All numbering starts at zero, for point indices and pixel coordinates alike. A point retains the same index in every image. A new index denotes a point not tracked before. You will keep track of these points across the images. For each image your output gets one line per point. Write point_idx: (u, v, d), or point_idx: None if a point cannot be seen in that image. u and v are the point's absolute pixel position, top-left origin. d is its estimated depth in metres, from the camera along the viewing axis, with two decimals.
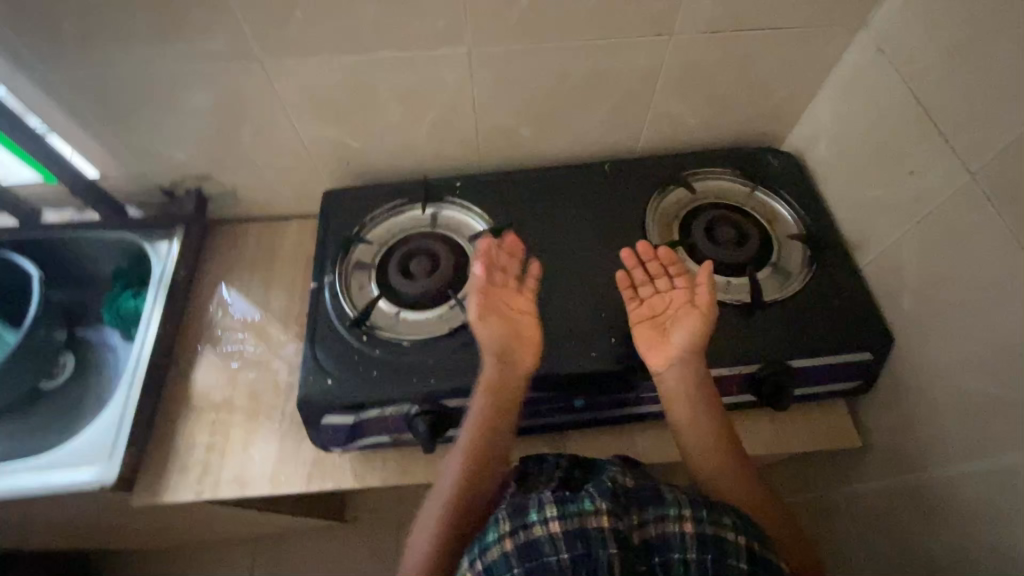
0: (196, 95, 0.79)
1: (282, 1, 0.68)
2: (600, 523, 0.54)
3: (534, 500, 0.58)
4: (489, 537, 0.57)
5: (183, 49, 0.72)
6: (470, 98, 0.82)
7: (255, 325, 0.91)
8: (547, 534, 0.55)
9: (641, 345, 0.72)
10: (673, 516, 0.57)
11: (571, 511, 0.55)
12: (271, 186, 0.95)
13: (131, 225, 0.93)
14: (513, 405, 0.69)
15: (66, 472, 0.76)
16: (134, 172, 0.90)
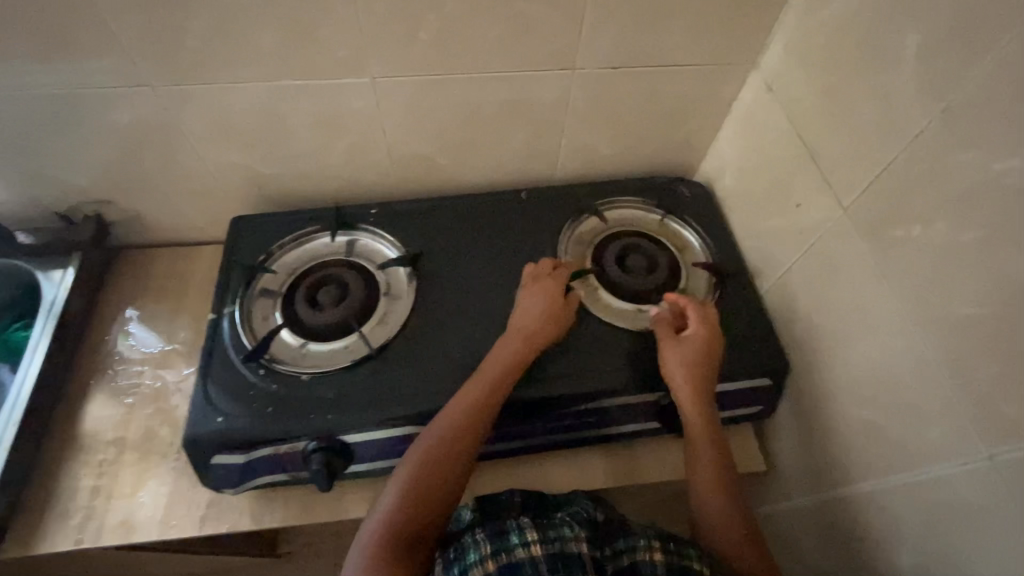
0: (85, 119, 0.75)
1: (171, 29, 0.66)
2: (578, 549, 0.54)
3: (514, 525, 0.56)
4: (469, 558, 0.55)
5: (67, 73, 0.69)
6: (381, 127, 0.82)
7: (156, 357, 0.86)
8: (528, 558, 0.53)
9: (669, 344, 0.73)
10: (643, 546, 0.57)
11: (553, 536, 0.54)
12: (180, 211, 0.92)
13: (20, 253, 0.87)
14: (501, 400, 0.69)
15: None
16: (25, 197, 0.85)
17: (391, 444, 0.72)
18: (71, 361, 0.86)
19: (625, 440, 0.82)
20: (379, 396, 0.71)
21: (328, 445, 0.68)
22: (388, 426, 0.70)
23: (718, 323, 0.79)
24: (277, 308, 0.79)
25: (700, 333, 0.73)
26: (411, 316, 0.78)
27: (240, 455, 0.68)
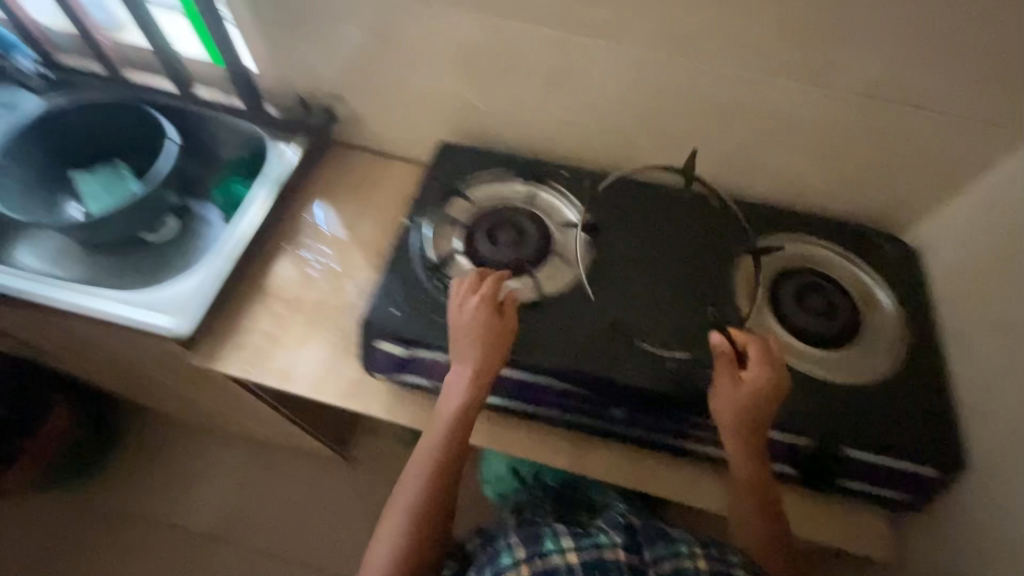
0: (359, 19, 0.85)
1: None
2: (614, 556, 0.58)
3: (550, 530, 0.61)
4: (504, 561, 0.61)
5: None
6: (605, 95, 0.84)
7: (338, 243, 0.95)
8: (564, 564, 0.58)
9: (751, 397, 0.69)
10: (689, 555, 0.59)
11: (587, 543, 0.59)
12: (393, 126, 1.00)
13: (265, 121, 0.99)
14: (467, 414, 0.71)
15: (139, 312, 0.80)
16: (282, 74, 0.97)
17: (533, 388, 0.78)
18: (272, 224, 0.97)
19: None
20: (532, 342, 0.76)
21: None
22: (537, 372, 0.76)
23: (894, 395, 0.74)
24: (458, 234, 0.84)
25: (760, 384, 0.69)
26: (579, 283, 0.80)
27: (402, 349, 0.76)
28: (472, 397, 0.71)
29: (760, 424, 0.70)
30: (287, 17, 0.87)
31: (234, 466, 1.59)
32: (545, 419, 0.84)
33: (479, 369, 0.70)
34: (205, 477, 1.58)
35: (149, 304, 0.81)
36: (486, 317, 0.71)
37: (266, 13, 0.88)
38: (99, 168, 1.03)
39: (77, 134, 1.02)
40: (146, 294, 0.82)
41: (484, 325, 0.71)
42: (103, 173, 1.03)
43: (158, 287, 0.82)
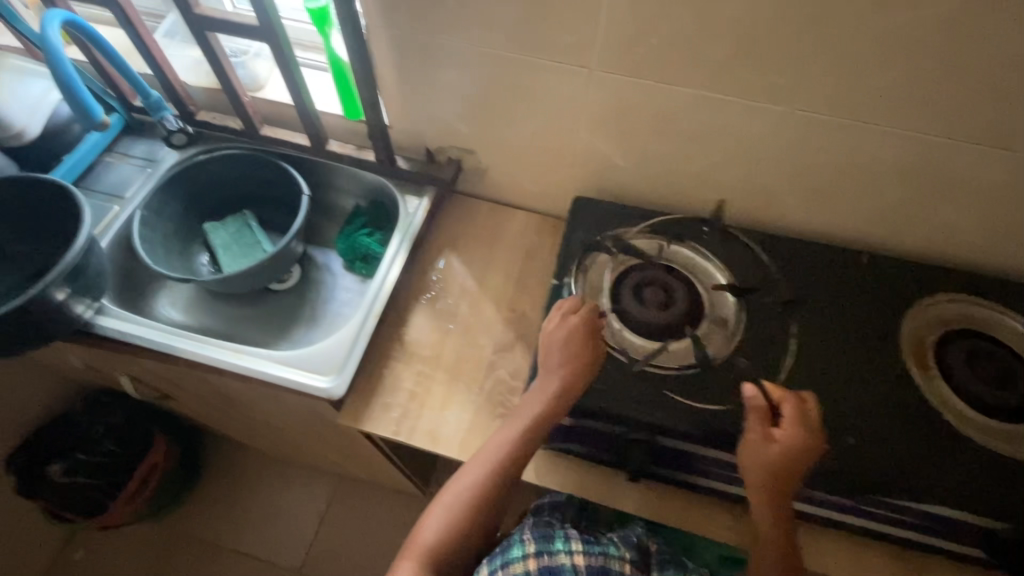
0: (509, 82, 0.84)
1: (647, 26, 0.72)
2: (620, 565, 0.70)
3: (562, 535, 0.71)
4: (513, 554, 0.69)
5: (531, 43, 0.78)
6: (758, 153, 0.82)
7: (469, 295, 0.95)
8: (570, 564, 0.68)
9: (771, 450, 0.68)
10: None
11: (597, 551, 0.69)
12: (519, 178, 1.00)
13: (395, 175, 0.99)
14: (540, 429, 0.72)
15: (297, 372, 0.81)
16: (414, 130, 0.97)
17: (702, 462, 0.74)
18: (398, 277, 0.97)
19: (930, 551, 0.74)
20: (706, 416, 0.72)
21: (646, 439, 0.72)
22: (711, 446, 0.72)
23: None
24: (603, 292, 0.84)
25: (789, 447, 0.67)
26: (737, 345, 0.78)
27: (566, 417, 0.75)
28: (552, 407, 0.72)
29: (790, 479, 0.68)
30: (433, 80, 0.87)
31: (317, 499, 1.60)
32: (704, 491, 0.77)
33: (565, 386, 0.72)
34: (287, 509, 1.59)
35: (299, 364, 0.82)
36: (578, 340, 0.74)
37: (412, 76, 0.88)
38: (231, 222, 1.06)
39: (215, 191, 1.07)
40: (295, 354, 0.83)
41: (570, 345, 0.74)
42: (234, 227, 1.06)
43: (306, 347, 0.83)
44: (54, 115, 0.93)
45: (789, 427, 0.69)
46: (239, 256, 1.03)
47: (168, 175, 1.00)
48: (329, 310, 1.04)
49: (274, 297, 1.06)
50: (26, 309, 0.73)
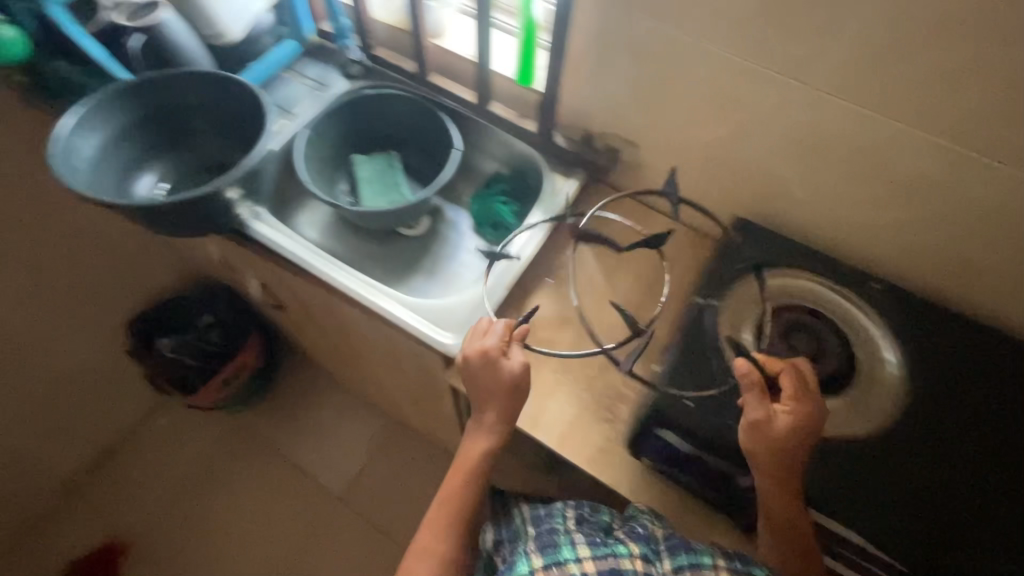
0: (708, 82, 0.79)
1: (896, 52, 0.65)
2: (632, 565, 0.63)
3: (566, 541, 0.66)
4: (520, 567, 0.65)
5: (752, 43, 0.72)
6: (968, 220, 0.73)
7: (594, 290, 0.92)
8: (578, 571, 0.63)
9: (776, 423, 0.64)
10: (708, 565, 0.63)
11: (603, 552, 0.64)
12: (674, 184, 0.94)
13: (550, 149, 0.97)
14: (475, 474, 0.77)
15: (421, 321, 0.85)
16: (581, 109, 0.94)
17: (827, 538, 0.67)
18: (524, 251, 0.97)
19: None
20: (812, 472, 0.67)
21: None
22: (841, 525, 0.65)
23: None
24: (750, 325, 0.77)
25: (798, 420, 0.65)
26: (892, 424, 0.70)
27: (690, 447, 0.70)
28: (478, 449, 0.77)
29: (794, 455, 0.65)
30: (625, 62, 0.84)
31: (367, 435, 1.64)
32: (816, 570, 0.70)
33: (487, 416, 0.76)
34: (336, 436, 1.64)
35: (426, 316, 0.85)
36: (487, 375, 0.75)
37: (605, 53, 0.84)
38: (377, 159, 1.08)
39: (370, 126, 1.09)
40: (423, 304, 0.86)
41: (486, 374, 0.75)
42: (377, 165, 1.08)
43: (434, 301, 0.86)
44: (254, 27, 0.97)
45: (789, 414, 0.65)
46: (377, 194, 1.05)
47: (337, 104, 1.04)
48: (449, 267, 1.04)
49: (398, 242, 1.07)
50: (204, 205, 0.79)
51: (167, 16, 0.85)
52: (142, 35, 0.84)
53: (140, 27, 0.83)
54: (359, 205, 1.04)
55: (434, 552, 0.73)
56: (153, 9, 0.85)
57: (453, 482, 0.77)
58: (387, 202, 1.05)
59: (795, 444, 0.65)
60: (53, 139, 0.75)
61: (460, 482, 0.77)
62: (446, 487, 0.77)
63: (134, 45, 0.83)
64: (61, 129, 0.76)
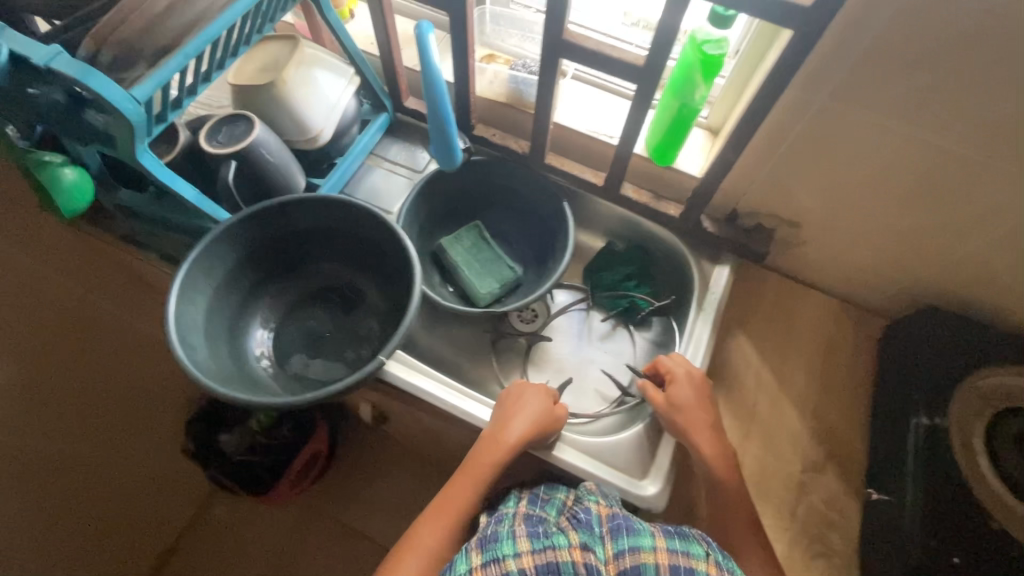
0: (919, 177, 0.67)
1: None
2: (572, 556, 0.52)
3: (506, 534, 0.55)
4: (458, 569, 0.54)
5: (999, 149, 0.60)
6: None
7: (768, 391, 0.83)
8: (516, 570, 0.52)
9: (686, 405, 0.70)
10: (650, 549, 0.53)
11: (543, 545, 0.53)
12: (842, 263, 0.84)
13: (698, 235, 0.86)
14: (478, 483, 0.67)
15: (613, 471, 0.72)
16: (735, 189, 0.82)
17: None
18: (665, 336, 0.90)
19: None
20: None
21: None
22: None
23: None
24: (977, 437, 0.69)
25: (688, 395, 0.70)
26: None
27: None
28: (502, 455, 0.68)
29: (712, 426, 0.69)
30: (807, 150, 0.71)
31: None
32: None
33: (522, 436, 0.69)
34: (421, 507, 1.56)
35: (607, 461, 0.74)
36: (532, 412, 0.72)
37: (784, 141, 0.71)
38: (466, 236, 0.91)
39: (450, 201, 0.94)
40: (599, 446, 0.76)
41: (538, 411, 0.72)
42: (469, 240, 0.92)
43: (609, 440, 0.76)
44: (343, 117, 0.83)
45: (681, 384, 0.71)
46: (482, 276, 0.89)
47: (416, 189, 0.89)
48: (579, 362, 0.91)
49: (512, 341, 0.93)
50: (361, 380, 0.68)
51: (259, 130, 0.71)
52: (235, 162, 0.70)
53: (231, 153, 0.69)
54: (475, 298, 0.88)
55: (424, 549, 0.63)
56: (244, 125, 0.71)
57: (450, 488, 0.68)
58: (497, 281, 0.89)
59: (698, 411, 0.70)
60: (171, 311, 0.61)
61: (468, 486, 0.67)
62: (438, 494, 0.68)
63: (229, 176, 0.70)
64: (177, 294, 0.63)
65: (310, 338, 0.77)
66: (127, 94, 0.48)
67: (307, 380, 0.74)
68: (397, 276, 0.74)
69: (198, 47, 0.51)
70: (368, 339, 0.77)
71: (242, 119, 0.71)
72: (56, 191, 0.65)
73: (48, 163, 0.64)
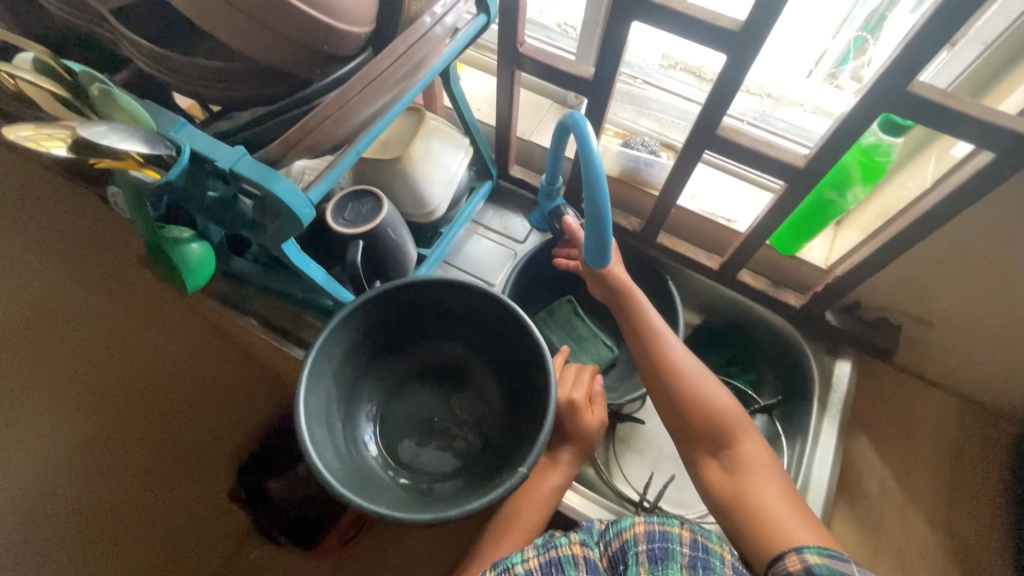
0: None
1: None
2: (572, 552, 0.50)
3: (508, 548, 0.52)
4: None
5: None
6: None
7: (894, 501, 0.78)
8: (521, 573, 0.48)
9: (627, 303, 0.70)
10: (628, 523, 0.51)
11: (545, 545, 0.50)
12: (975, 370, 0.79)
13: (821, 328, 0.82)
14: (541, 503, 0.66)
15: None
16: (865, 286, 0.78)
17: None
18: (772, 429, 0.84)
19: None
20: None
21: None
22: None
23: None
24: None
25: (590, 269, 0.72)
26: None
27: None
28: (563, 475, 0.68)
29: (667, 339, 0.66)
30: (964, 262, 0.66)
31: None
32: None
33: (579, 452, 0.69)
34: None
35: None
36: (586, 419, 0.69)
37: (937, 252, 0.67)
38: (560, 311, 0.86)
39: (550, 275, 0.91)
40: None
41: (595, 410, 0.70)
42: (562, 316, 0.86)
43: None
44: (458, 188, 0.81)
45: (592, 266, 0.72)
46: (578, 354, 0.83)
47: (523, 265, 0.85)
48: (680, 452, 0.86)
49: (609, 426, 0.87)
50: (487, 480, 0.63)
51: (388, 211, 0.68)
52: (363, 242, 0.67)
53: (360, 233, 0.66)
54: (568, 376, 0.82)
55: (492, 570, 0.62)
56: (371, 203, 0.69)
57: (508, 508, 0.67)
58: (593, 360, 0.82)
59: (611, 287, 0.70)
60: (300, 405, 0.57)
61: (529, 508, 0.66)
62: (497, 518, 0.67)
63: (357, 257, 0.67)
64: (305, 388, 0.59)
65: (419, 424, 0.74)
66: (305, 200, 0.47)
67: (419, 472, 0.70)
68: (518, 365, 0.70)
69: (366, 145, 0.51)
70: (478, 427, 0.73)
71: (370, 196, 0.69)
72: (182, 267, 0.61)
73: (179, 238, 0.60)
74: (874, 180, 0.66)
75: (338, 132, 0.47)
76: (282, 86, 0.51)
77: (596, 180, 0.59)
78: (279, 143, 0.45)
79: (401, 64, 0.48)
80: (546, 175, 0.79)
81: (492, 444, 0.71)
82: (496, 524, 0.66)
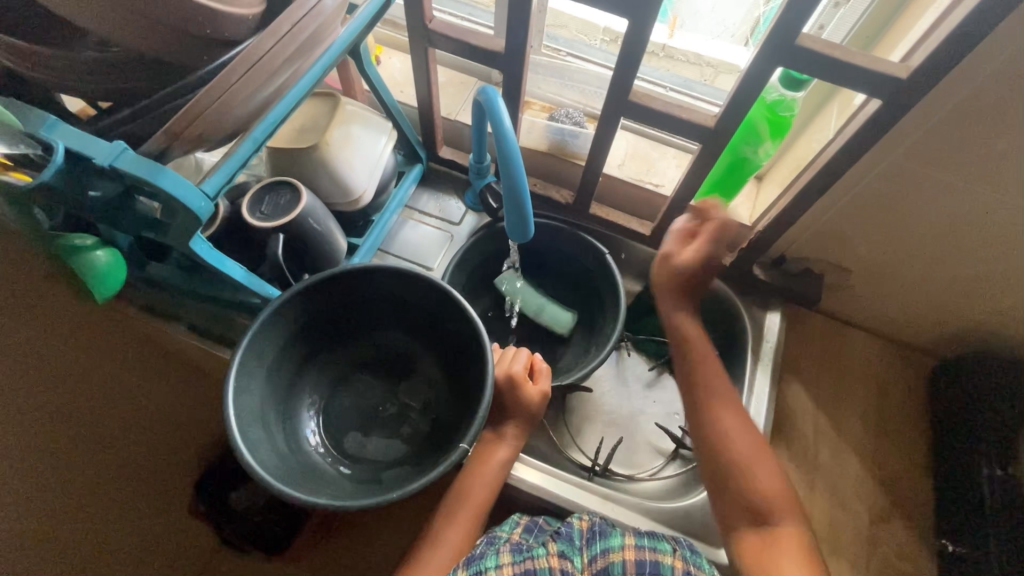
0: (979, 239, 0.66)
1: None
2: (549, 564, 0.53)
3: (491, 549, 0.55)
4: None
5: None
6: None
7: (828, 439, 0.83)
8: None
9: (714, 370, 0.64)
10: (619, 547, 0.54)
11: (523, 555, 0.53)
12: (890, 310, 0.84)
13: (750, 283, 0.85)
14: (491, 478, 0.67)
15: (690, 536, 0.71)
16: (785, 240, 0.82)
17: None
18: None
19: None
20: None
21: None
22: None
23: None
24: None
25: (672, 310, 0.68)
26: None
27: None
28: (509, 447, 0.69)
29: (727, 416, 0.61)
30: (869, 206, 0.70)
31: None
32: None
33: (522, 421, 0.70)
34: None
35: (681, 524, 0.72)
36: (528, 391, 0.69)
37: (842, 200, 0.71)
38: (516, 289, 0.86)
39: None
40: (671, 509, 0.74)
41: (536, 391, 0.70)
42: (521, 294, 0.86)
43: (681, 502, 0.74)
44: (384, 174, 0.79)
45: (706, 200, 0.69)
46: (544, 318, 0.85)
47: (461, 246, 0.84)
48: (627, 416, 0.89)
49: (558, 398, 0.89)
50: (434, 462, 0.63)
51: (307, 202, 0.66)
52: (284, 235, 0.65)
53: (280, 226, 0.64)
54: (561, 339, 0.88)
55: (444, 543, 0.62)
56: (289, 193, 0.66)
57: (458, 484, 0.68)
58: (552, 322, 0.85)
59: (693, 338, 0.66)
60: (229, 404, 0.56)
61: (479, 484, 0.66)
62: (448, 493, 0.68)
63: (278, 251, 0.65)
64: (233, 386, 0.57)
65: (362, 414, 0.73)
66: (198, 193, 0.46)
67: (364, 461, 0.70)
68: (459, 346, 0.70)
69: (264, 131, 0.50)
70: (423, 411, 0.74)
71: (287, 187, 0.67)
72: (87, 275, 0.56)
73: (80, 247, 0.55)
74: (781, 135, 0.69)
75: (229, 120, 0.45)
76: (166, 75, 0.48)
77: (510, 152, 0.59)
78: (161, 133, 0.43)
79: (287, 43, 0.46)
80: (473, 155, 0.78)
81: (439, 426, 0.71)
82: (446, 500, 0.67)
